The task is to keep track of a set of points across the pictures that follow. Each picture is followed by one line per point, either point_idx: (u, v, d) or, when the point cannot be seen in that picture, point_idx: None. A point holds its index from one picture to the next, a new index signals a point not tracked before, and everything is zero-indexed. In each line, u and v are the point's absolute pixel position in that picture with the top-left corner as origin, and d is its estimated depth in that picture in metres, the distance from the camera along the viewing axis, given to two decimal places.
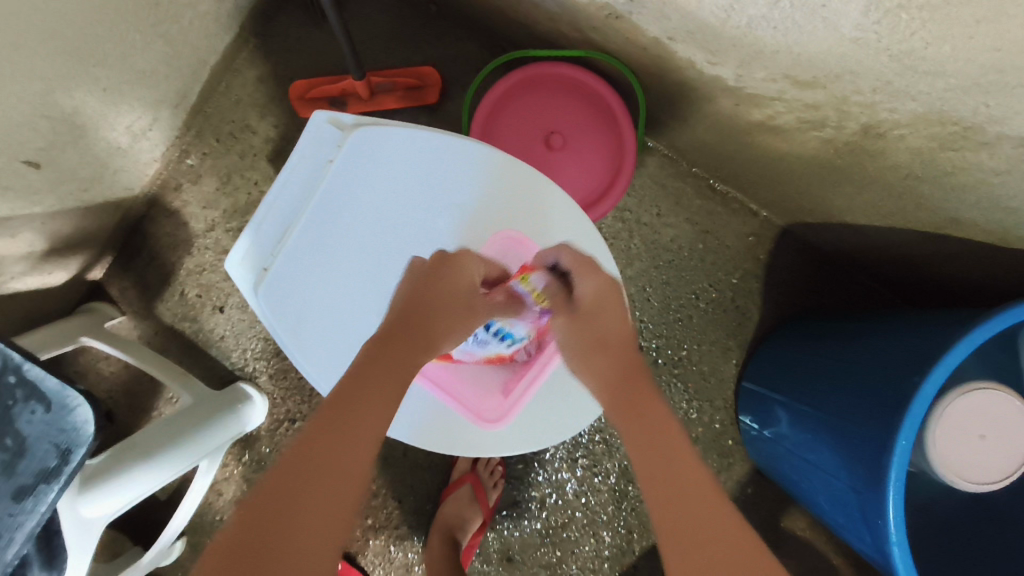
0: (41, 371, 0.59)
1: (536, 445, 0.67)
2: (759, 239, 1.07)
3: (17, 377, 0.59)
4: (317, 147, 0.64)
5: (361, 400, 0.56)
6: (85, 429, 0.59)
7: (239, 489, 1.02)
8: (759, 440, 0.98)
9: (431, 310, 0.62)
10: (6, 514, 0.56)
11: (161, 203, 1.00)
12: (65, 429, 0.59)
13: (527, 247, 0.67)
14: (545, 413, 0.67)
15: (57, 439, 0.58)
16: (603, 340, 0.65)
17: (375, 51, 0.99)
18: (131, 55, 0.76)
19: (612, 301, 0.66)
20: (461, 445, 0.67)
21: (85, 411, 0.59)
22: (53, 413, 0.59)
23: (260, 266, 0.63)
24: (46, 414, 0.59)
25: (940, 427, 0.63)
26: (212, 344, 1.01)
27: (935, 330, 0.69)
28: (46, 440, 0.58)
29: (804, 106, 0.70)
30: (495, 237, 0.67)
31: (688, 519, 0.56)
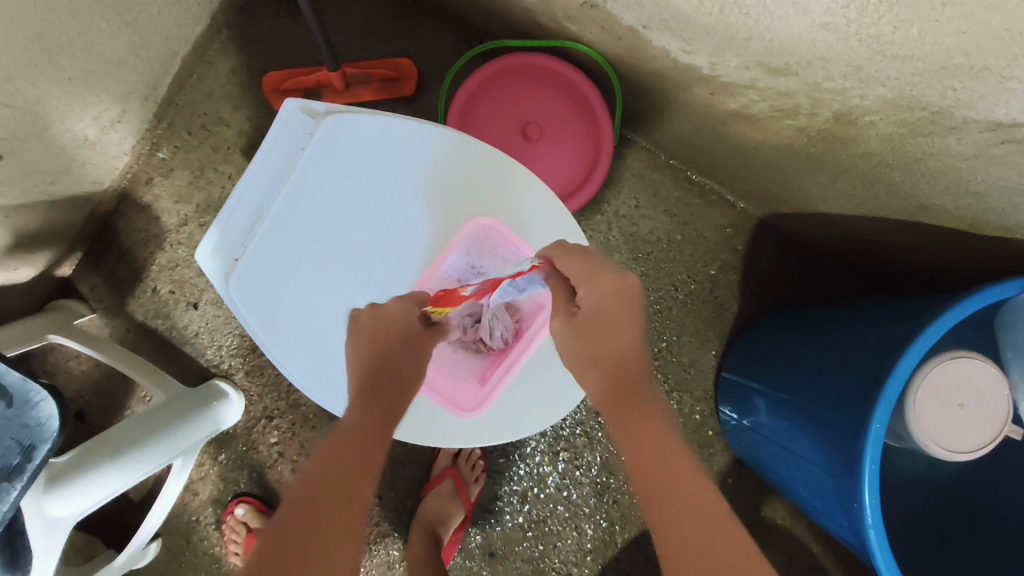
0: (3, 366, 0.57)
1: (514, 436, 0.67)
2: (737, 230, 1.08)
3: None
4: (287, 136, 0.63)
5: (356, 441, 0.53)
6: (49, 425, 0.57)
7: (215, 489, 1.01)
8: (738, 430, 0.99)
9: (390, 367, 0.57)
10: None
11: (131, 197, 0.98)
12: (29, 425, 0.57)
13: (501, 233, 0.66)
14: (522, 403, 0.67)
15: (19, 435, 0.56)
16: (620, 353, 0.57)
17: (351, 43, 0.98)
18: (97, 44, 0.75)
19: (625, 303, 0.57)
20: (437, 435, 0.66)
21: (49, 406, 0.58)
22: (14, 409, 0.57)
23: (231, 256, 0.62)
24: (7, 410, 0.57)
25: (922, 389, 0.63)
26: (186, 340, 0.99)
27: (909, 316, 0.70)
28: (8, 437, 0.56)
29: (777, 94, 0.71)
30: (469, 226, 0.66)
31: (700, 534, 0.51)
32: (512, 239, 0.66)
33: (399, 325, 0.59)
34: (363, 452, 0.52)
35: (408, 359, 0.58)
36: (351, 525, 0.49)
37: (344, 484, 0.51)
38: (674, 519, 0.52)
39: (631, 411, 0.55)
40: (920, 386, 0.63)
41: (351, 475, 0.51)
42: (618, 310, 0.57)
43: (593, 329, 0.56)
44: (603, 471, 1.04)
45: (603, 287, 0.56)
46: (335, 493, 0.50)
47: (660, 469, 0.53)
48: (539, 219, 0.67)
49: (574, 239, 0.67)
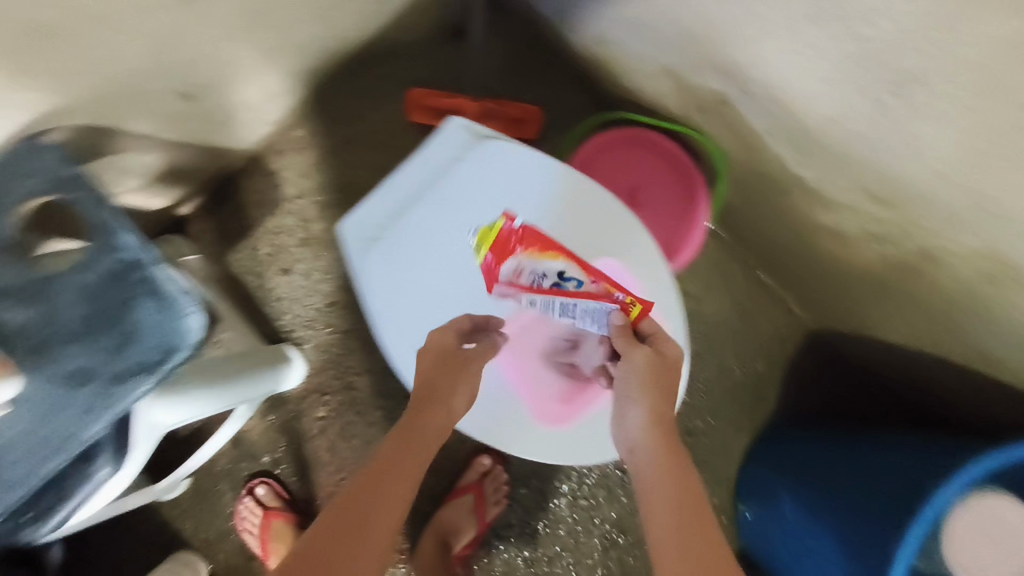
0: (170, 274, 0.65)
1: (603, 454, 0.70)
2: (790, 334, 1.14)
3: (147, 274, 0.64)
4: (445, 148, 0.72)
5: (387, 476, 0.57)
6: (191, 334, 0.63)
7: (254, 446, 1.06)
8: (753, 521, 1.04)
9: (437, 400, 0.63)
10: (101, 392, 0.61)
11: (260, 162, 1.07)
12: (173, 331, 0.63)
13: (619, 270, 0.72)
14: (613, 425, 0.70)
15: (165, 337, 0.63)
16: (661, 417, 0.61)
17: (490, 81, 1.09)
18: (291, 28, 0.85)
19: (673, 366, 0.65)
20: (523, 446, 0.71)
21: (196, 319, 0.64)
22: (167, 312, 0.63)
23: (370, 236, 0.71)
24: (160, 311, 0.63)
25: (962, 516, 0.69)
26: (270, 301, 1.06)
27: (958, 457, 0.74)
28: (156, 335, 0.62)
29: (871, 220, 0.79)
30: (597, 263, 0.72)
31: None
32: (627, 280, 0.72)
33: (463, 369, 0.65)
34: (398, 476, 0.58)
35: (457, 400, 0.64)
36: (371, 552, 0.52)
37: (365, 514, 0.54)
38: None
39: (657, 478, 0.56)
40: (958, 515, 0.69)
41: (382, 501, 0.55)
42: (666, 367, 0.64)
43: (652, 390, 0.62)
44: (615, 527, 1.07)
45: (671, 347, 0.66)
46: (365, 521, 0.54)
47: (684, 532, 0.53)
48: (641, 265, 0.72)
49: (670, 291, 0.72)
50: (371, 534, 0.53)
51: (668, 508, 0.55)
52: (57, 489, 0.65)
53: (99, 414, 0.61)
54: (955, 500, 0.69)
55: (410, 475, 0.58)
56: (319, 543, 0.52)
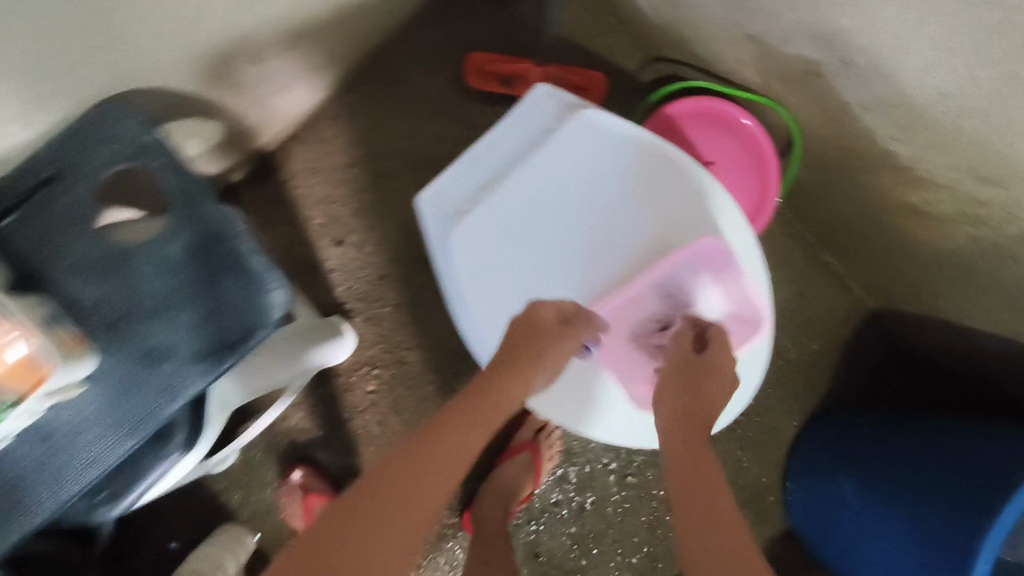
0: (252, 250, 0.67)
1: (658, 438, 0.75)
2: (847, 315, 1.14)
3: (232, 248, 0.67)
4: (531, 117, 0.74)
5: (426, 465, 0.57)
6: (272, 313, 0.67)
7: (305, 419, 1.05)
8: (805, 501, 1.05)
9: (537, 354, 0.64)
10: (189, 368, 0.65)
11: (310, 128, 1.03)
12: (253, 309, 0.66)
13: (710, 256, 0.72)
14: None
15: (246, 318, 0.66)
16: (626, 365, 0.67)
17: (550, 43, 1.04)
18: None
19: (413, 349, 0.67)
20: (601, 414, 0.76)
21: (279, 297, 0.68)
22: (253, 289, 0.67)
23: (455, 206, 0.74)
24: (247, 288, 0.66)
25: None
26: (320, 273, 1.03)
27: None
28: (239, 315, 0.66)
29: (969, 202, 0.75)
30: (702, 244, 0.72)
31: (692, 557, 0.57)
32: (721, 260, 0.72)
33: (561, 330, 0.67)
34: (465, 433, 0.60)
35: (512, 386, 0.63)
36: (409, 534, 0.54)
37: (406, 489, 0.55)
38: (699, 544, 0.57)
39: (693, 438, 0.62)
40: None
41: (419, 470, 0.56)
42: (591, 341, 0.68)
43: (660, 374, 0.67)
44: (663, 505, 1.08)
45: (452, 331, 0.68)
46: (377, 502, 0.54)
47: (705, 506, 0.58)
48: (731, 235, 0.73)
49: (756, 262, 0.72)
50: (474, 429, 0.61)
51: (683, 452, 0.61)
52: (126, 473, 0.70)
53: (195, 378, 0.66)
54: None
55: (423, 474, 0.56)
56: (342, 523, 0.53)
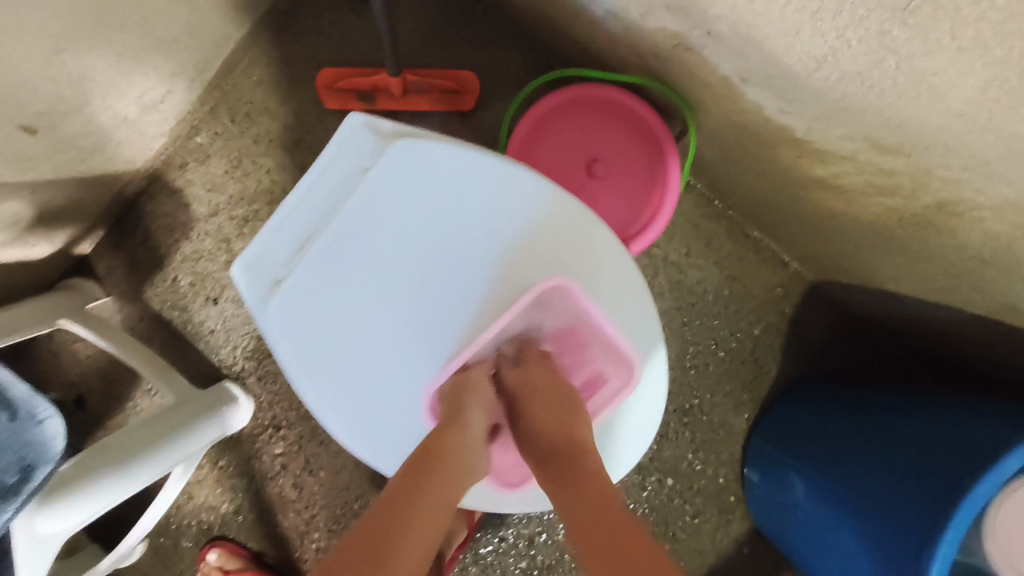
0: (14, 380, 0.60)
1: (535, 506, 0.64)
2: (787, 291, 1.04)
3: None
4: (350, 154, 0.59)
5: (392, 517, 0.48)
6: (53, 446, 0.59)
7: (212, 494, 0.95)
8: (764, 500, 0.96)
9: (465, 396, 0.58)
10: None
11: (162, 180, 0.93)
12: (32, 443, 0.58)
13: (574, 298, 0.61)
14: None
15: (21, 454, 0.57)
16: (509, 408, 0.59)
17: (413, 46, 0.93)
18: (153, 21, 0.70)
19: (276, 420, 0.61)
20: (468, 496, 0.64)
21: (55, 427, 0.60)
22: (18, 424, 0.58)
23: (271, 277, 0.58)
24: (11, 424, 0.58)
25: (1008, 501, 0.65)
26: (200, 336, 0.93)
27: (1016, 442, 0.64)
28: (10, 454, 0.57)
29: (876, 171, 0.66)
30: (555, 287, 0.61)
31: None
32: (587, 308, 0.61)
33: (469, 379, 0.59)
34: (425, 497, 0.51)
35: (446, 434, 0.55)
36: None
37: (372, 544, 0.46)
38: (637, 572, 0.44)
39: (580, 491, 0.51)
40: (1008, 496, 0.65)
41: (394, 521, 0.48)
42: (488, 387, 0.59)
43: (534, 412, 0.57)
44: None
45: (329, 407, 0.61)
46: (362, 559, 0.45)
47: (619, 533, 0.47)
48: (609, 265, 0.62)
49: (636, 292, 0.61)
50: (426, 486, 0.52)
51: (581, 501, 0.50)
52: None
53: None
54: (998, 484, 0.64)
55: (422, 533, 0.49)
56: None
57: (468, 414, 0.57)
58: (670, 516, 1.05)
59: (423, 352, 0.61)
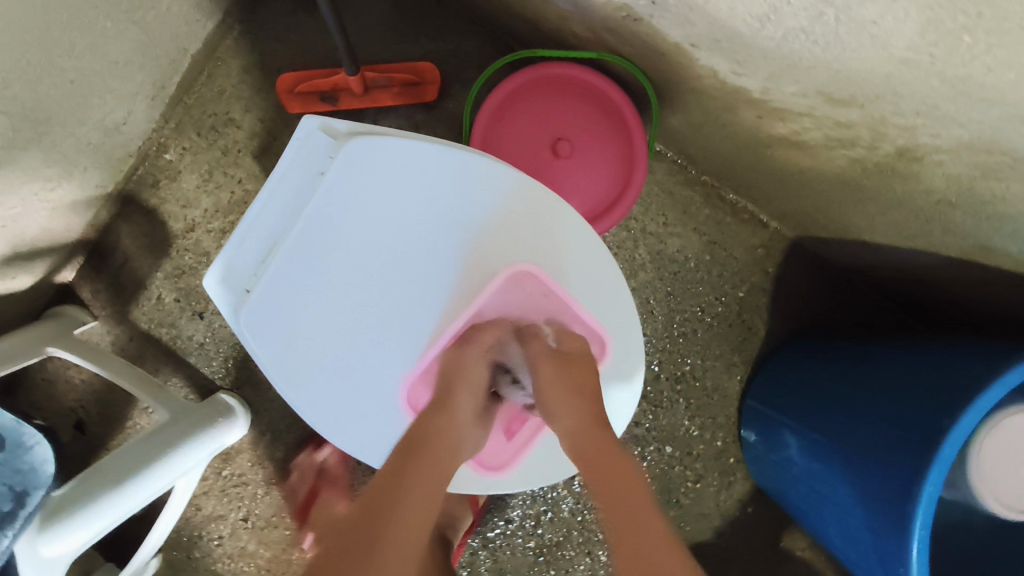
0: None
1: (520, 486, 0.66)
2: (768, 251, 1.04)
3: None
4: (306, 158, 0.59)
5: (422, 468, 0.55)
6: (43, 470, 0.64)
7: (219, 504, 0.97)
8: (762, 459, 0.97)
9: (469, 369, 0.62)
10: None
11: (136, 200, 0.93)
12: (23, 470, 0.63)
13: (541, 280, 0.63)
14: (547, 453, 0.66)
15: (13, 482, 0.63)
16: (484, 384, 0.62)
17: (370, 42, 0.93)
18: (102, 45, 0.70)
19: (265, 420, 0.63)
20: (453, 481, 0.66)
21: (43, 450, 0.65)
22: (8, 453, 0.64)
23: (242, 287, 0.59)
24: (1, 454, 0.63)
25: (991, 436, 0.67)
26: (190, 351, 0.94)
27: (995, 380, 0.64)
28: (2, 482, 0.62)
29: (834, 124, 0.66)
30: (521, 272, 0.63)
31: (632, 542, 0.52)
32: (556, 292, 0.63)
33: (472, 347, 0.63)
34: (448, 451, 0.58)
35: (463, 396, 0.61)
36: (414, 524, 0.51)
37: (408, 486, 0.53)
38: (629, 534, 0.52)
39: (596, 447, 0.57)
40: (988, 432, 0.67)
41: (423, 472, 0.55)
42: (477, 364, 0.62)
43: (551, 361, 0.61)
44: None
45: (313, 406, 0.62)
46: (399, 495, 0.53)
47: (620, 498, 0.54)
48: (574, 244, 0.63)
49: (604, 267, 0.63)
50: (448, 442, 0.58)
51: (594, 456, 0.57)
52: None
53: None
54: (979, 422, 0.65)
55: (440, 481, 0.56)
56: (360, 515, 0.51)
57: (454, 397, 0.60)
58: (673, 483, 1.05)
59: (401, 346, 0.62)
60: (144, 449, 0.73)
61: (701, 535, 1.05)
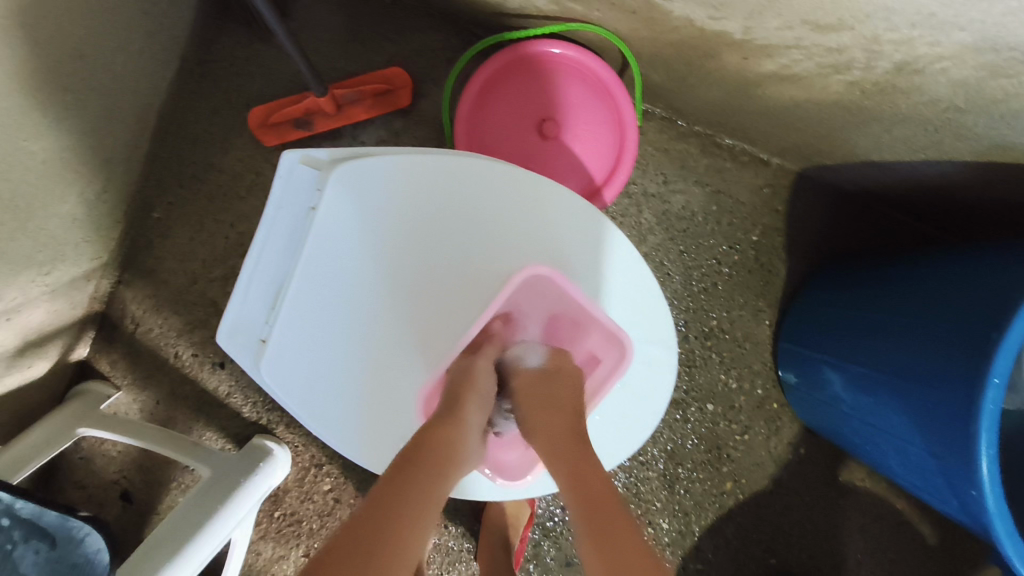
0: (38, 508, 0.65)
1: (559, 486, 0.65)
2: (775, 189, 1.02)
3: (13, 517, 0.63)
4: (295, 195, 0.58)
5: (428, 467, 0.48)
6: (100, 557, 0.66)
7: (277, 545, 0.96)
8: (806, 399, 0.96)
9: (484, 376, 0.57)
10: None
11: (133, 264, 0.92)
12: (80, 562, 0.65)
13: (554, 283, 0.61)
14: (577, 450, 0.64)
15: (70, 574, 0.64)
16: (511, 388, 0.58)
17: (333, 57, 0.91)
18: (65, 118, 0.68)
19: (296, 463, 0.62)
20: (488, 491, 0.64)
21: (96, 539, 0.67)
22: (59, 548, 0.64)
23: (257, 337, 0.58)
24: (51, 550, 0.64)
25: None
26: (218, 402, 0.94)
27: None
28: None
29: (825, 51, 0.63)
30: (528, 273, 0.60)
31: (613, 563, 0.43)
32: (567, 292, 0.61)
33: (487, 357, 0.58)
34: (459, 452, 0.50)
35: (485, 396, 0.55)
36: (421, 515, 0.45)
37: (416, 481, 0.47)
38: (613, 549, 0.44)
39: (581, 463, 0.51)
40: None
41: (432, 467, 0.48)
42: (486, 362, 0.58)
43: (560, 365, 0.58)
44: (670, 462, 1.03)
45: (355, 439, 0.61)
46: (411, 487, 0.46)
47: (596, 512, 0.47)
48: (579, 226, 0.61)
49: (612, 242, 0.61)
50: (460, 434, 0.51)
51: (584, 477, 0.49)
52: None
53: None
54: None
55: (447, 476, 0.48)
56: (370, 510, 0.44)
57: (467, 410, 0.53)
58: (721, 439, 1.04)
59: (427, 366, 0.61)
60: (195, 510, 0.73)
61: (759, 484, 1.04)
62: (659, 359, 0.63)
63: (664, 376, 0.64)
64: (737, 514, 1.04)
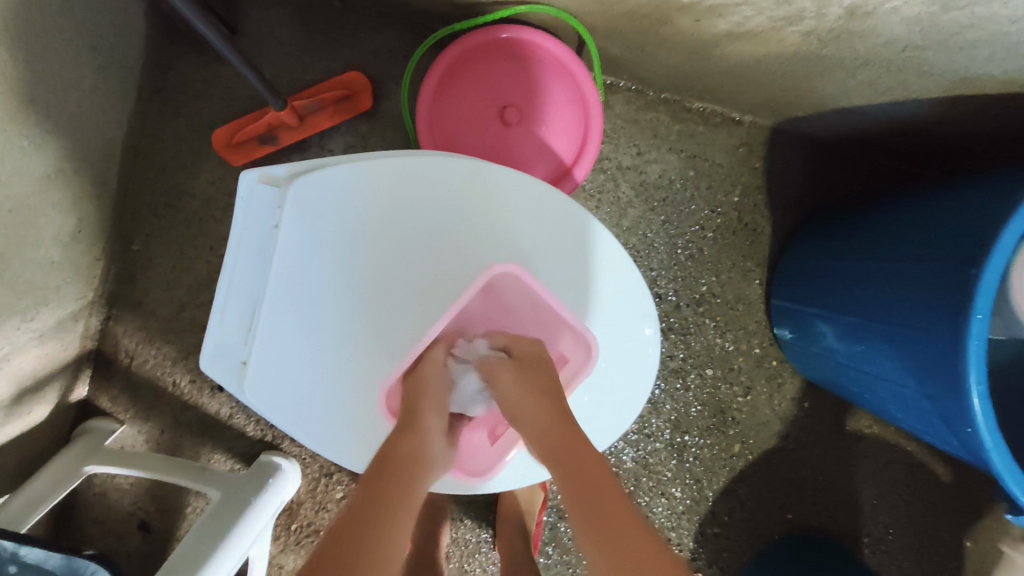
0: (42, 553, 0.64)
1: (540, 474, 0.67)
2: (750, 146, 1.01)
3: (18, 565, 0.63)
4: (257, 214, 0.57)
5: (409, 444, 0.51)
6: None
7: (299, 558, 0.98)
8: (802, 353, 0.96)
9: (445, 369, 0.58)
10: None
11: (119, 298, 0.93)
12: None
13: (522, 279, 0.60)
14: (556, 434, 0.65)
15: None
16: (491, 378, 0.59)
17: (290, 69, 0.90)
18: (26, 163, 0.68)
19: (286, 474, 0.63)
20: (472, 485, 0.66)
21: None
22: None
23: (237, 360, 0.59)
24: None
25: None
26: (221, 424, 0.95)
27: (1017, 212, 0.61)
28: None
29: (775, 5, 0.62)
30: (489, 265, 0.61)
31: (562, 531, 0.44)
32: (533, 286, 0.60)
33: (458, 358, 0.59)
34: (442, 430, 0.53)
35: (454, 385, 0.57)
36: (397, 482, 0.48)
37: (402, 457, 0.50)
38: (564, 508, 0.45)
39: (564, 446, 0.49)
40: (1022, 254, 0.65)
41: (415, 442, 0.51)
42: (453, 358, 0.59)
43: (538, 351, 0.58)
44: (676, 431, 1.04)
45: (344, 445, 0.62)
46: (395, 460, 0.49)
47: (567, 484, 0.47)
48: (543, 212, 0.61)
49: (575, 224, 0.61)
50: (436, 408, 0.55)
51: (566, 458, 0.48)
52: None
53: None
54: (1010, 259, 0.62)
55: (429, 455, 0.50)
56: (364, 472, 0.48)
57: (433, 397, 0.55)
58: (724, 402, 1.04)
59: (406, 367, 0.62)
60: (207, 533, 0.74)
61: (767, 443, 1.04)
62: (639, 331, 0.63)
63: (647, 347, 0.64)
64: (748, 475, 1.04)
